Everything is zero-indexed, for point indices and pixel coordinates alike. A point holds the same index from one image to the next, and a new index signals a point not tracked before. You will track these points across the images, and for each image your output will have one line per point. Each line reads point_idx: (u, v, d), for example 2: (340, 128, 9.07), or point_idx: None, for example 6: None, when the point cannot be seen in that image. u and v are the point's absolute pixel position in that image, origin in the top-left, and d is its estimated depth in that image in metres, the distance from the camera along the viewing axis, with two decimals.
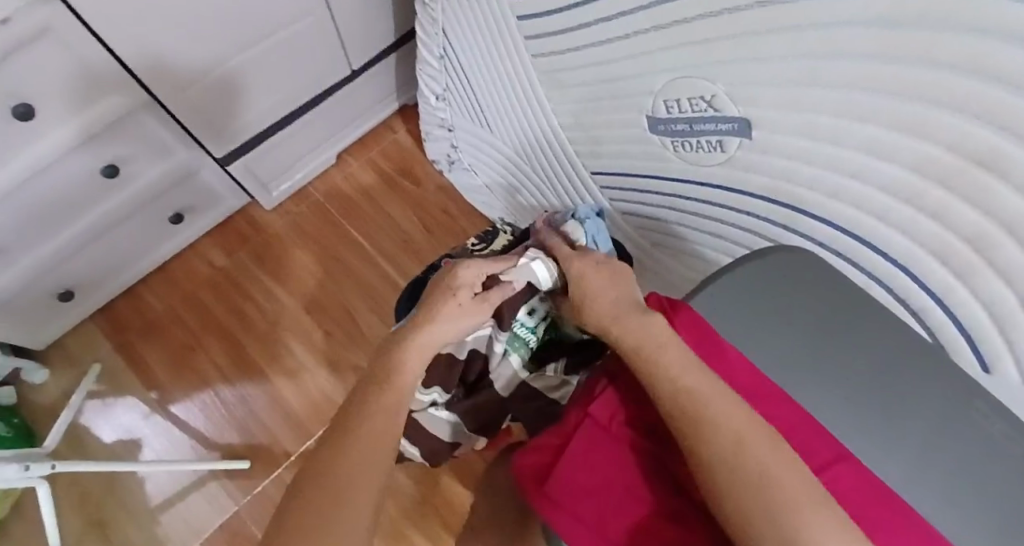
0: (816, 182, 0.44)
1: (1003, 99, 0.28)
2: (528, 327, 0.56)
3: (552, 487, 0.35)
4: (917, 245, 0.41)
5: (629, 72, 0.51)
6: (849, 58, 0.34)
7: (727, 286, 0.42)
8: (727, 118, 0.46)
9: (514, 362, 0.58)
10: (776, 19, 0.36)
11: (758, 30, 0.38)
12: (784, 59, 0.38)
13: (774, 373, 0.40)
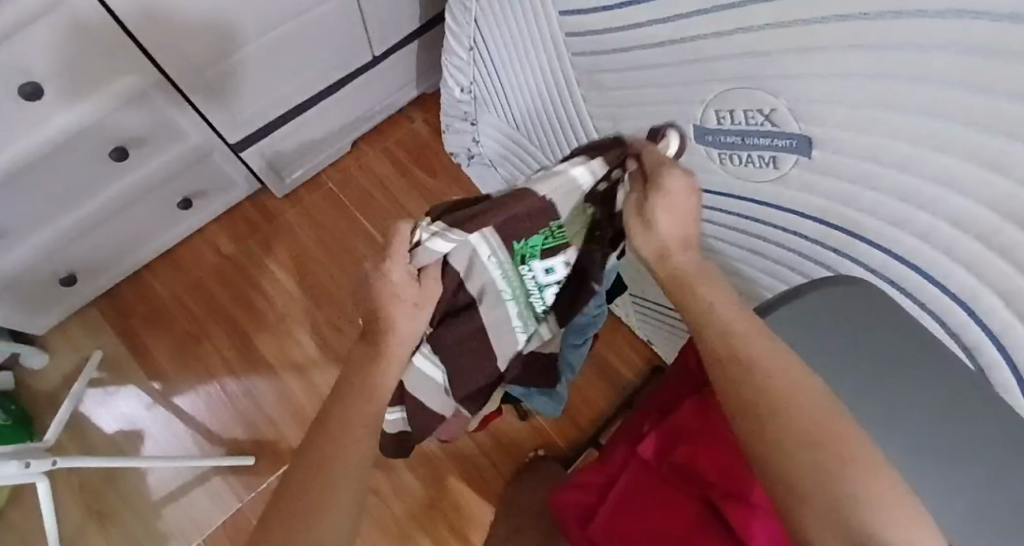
0: (878, 209, 0.41)
1: None
2: (539, 280, 0.45)
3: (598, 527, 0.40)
4: (986, 286, 0.37)
5: (679, 78, 0.48)
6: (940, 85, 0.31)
7: (789, 320, 0.35)
8: (784, 134, 0.43)
9: (513, 317, 0.46)
10: (856, 38, 0.33)
11: (833, 46, 0.35)
12: (859, 80, 0.35)
13: None
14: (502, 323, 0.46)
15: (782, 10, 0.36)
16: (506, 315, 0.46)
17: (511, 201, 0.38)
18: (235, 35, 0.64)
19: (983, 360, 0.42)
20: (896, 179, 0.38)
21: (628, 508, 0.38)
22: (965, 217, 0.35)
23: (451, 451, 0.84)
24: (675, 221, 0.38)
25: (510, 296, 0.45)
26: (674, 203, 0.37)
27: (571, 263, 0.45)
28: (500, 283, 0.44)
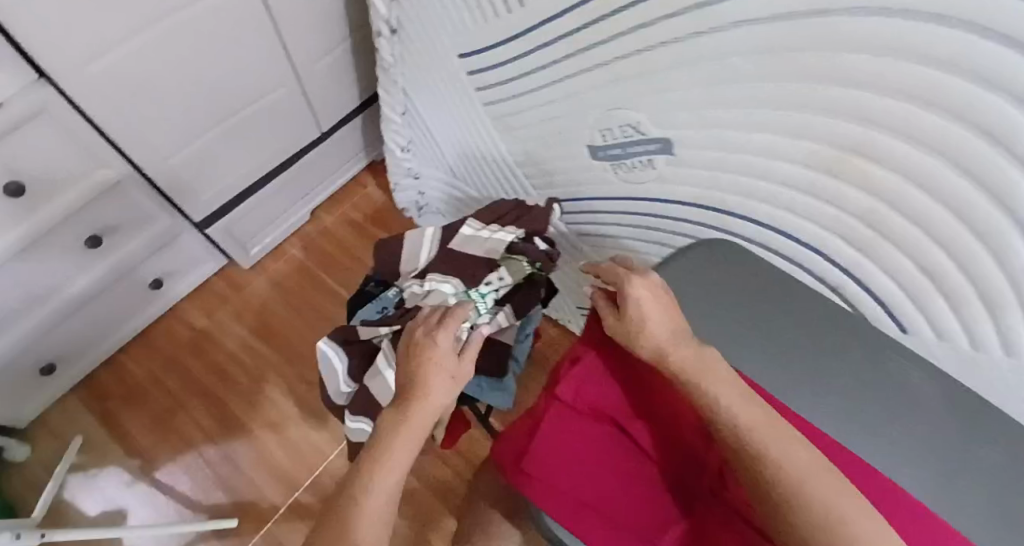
0: (735, 185, 0.50)
1: (872, 99, 0.36)
2: (482, 292, 0.54)
3: (530, 466, 0.37)
4: (826, 231, 0.48)
5: (566, 110, 0.58)
6: (733, 80, 0.42)
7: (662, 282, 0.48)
8: (652, 139, 0.53)
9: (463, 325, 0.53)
10: (673, 57, 0.44)
11: (660, 66, 0.46)
12: (684, 88, 0.46)
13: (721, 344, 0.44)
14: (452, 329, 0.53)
15: (623, 43, 0.46)
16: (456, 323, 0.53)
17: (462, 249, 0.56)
18: (196, 125, 0.74)
19: (853, 298, 0.51)
20: (739, 158, 0.48)
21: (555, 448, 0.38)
22: (798, 178, 0.45)
23: (429, 484, 0.87)
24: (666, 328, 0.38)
25: (458, 306, 0.53)
26: (653, 304, 0.39)
27: (507, 278, 0.56)
28: (449, 296, 0.53)
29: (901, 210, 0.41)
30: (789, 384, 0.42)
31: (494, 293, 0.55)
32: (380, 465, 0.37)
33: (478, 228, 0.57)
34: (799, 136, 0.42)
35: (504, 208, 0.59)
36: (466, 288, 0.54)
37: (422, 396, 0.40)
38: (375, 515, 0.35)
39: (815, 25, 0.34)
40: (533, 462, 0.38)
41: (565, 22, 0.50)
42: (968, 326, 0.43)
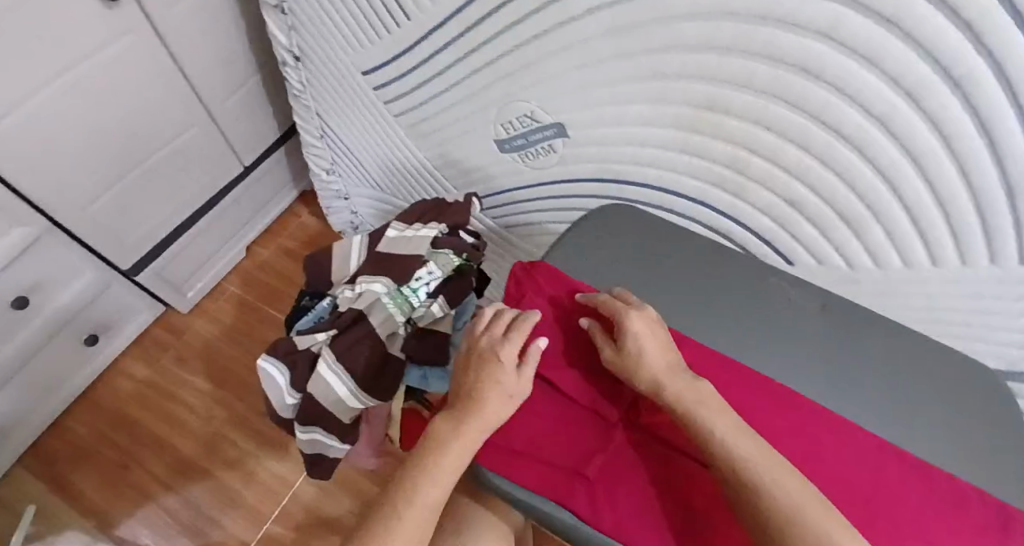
0: (622, 155, 0.56)
1: (714, 59, 0.42)
2: (414, 287, 0.56)
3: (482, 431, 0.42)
4: (702, 182, 0.53)
5: (468, 111, 0.62)
6: (599, 59, 0.47)
7: (565, 247, 0.52)
8: (547, 126, 0.58)
9: (396, 319, 0.55)
10: (546, 47, 0.49)
11: (537, 57, 0.51)
12: (561, 74, 0.51)
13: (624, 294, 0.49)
14: (385, 325, 0.54)
15: (502, 42, 0.52)
16: (389, 318, 0.54)
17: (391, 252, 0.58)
18: (113, 172, 0.74)
19: (740, 239, 0.56)
20: (621, 130, 0.53)
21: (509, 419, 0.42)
22: (668, 139, 0.51)
23: None
24: (659, 365, 0.39)
25: (390, 301, 0.55)
26: (650, 341, 0.40)
27: (437, 272, 0.57)
28: (381, 295, 0.55)
29: (755, 151, 0.47)
30: (690, 320, 0.47)
31: (426, 287, 0.56)
32: (428, 469, 0.40)
33: (401, 229, 0.60)
34: (662, 102, 0.48)
35: (423, 207, 0.62)
36: (397, 286, 0.56)
37: (474, 410, 0.41)
38: (418, 513, 0.38)
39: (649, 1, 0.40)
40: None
41: (450, 29, 0.55)
42: (835, 244, 0.49)
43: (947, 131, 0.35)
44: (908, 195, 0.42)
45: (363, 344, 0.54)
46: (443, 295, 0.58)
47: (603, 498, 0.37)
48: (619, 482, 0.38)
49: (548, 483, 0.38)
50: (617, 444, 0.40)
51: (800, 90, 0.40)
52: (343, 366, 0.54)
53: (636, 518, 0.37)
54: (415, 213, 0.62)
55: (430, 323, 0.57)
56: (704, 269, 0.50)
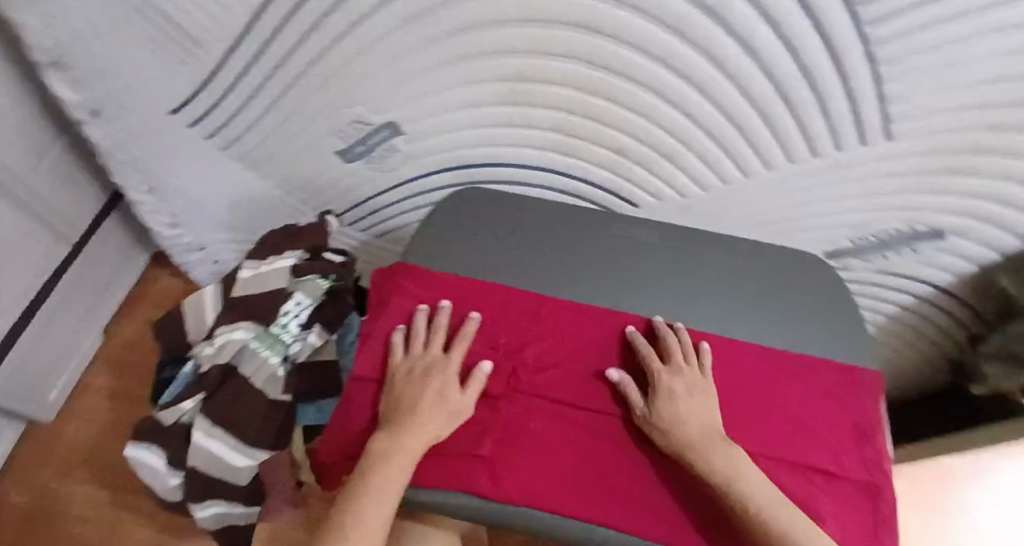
0: (461, 138, 0.56)
1: (515, 31, 0.43)
2: (281, 322, 0.53)
3: None
4: (541, 149, 0.56)
5: (293, 132, 0.58)
6: (409, 51, 0.46)
7: (418, 241, 0.52)
8: (378, 127, 0.56)
9: (269, 361, 0.52)
10: (353, 49, 0.47)
11: (346, 61, 0.48)
12: (378, 73, 0.49)
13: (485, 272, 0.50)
14: (259, 370, 0.51)
15: (307, 49, 0.48)
16: (260, 362, 0.51)
17: (249, 294, 0.54)
18: None
19: (589, 195, 0.61)
20: (454, 116, 0.53)
21: None
22: (497, 116, 0.53)
23: None
24: (703, 430, 0.39)
25: (258, 344, 0.52)
26: (687, 400, 0.40)
27: (305, 299, 0.54)
28: (246, 340, 0.52)
29: (577, 113, 0.51)
30: (553, 280, 0.49)
31: (296, 319, 0.53)
32: (375, 483, 0.39)
33: (256, 266, 0.55)
34: (480, 81, 0.49)
35: (276, 238, 0.58)
36: (262, 326, 0.52)
37: (419, 422, 0.41)
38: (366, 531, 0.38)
39: None
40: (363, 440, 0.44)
41: (246, 50, 0.49)
42: (665, 177, 0.55)
43: (716, 54, 0.41)
44: (703, 119, 0.48)
45: (238, 397, 0.51)
46: (318, 323, 0.55)
47: (501, 469, 0.40)
48: (511, 449, 0.41)
49: (448, 473, 0.40)
50: (503, 416, 0.43)
51: (586, 44, 0.43)
52: (223, 425, 0.51)
53: (535, 478, 0.40)
54: (266, 244, 0.57)
55: (312, 354, 0.54)
56: (561, 233, 0.52)
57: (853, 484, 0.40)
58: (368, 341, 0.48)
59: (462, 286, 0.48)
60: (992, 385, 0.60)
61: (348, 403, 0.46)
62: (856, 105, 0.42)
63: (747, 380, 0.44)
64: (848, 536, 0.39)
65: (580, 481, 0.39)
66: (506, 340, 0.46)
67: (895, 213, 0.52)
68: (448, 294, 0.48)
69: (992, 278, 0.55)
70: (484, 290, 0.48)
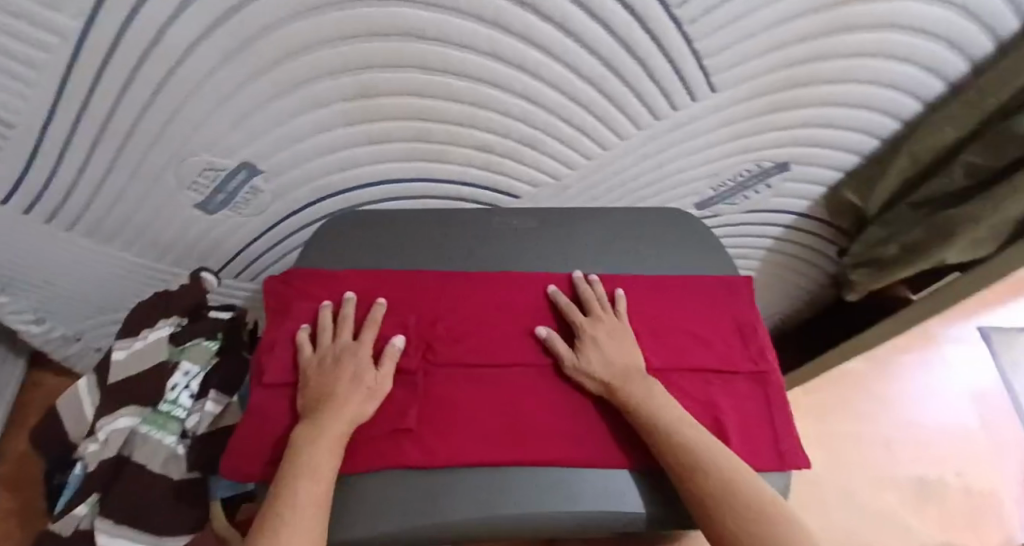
0: (326, 167, 0.53)
1: (343, 50, 0.41)
2: (171, 398, 0.49)
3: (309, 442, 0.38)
4: (410, 161, 0.54)
5: (144, 194, 0.53)
6: (238, 90, 0.43)
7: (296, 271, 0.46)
8: (233, 171, 0.51)
9: (165, 441, 0.49)
10: (176, 99, 0.43)
11: (173, 112, 0.44)
12: (212, 118, 0.45)
13: (376, 291, 0.46)
14: (156, 453, 0.48)
15: (129, 103, 0.42)
16: (156, 444, 0.48)
17: (127, 377, 0.49)
18: None
19: (471, 196, 0.60)
20: (310, 144, 0.50)
21: None
22: (355, 135, 0.50)
23: None
24: (625, 364, 0.42)
25: (149, 426, 0.49)
26: (611, 341, 0.43)
27: (194, 368, 0.51)
28: (135, 426, 0.48)
29: (432, 118, 0.49)
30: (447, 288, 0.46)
31: (187, 391, 0.50)
32: (304, 466, 0.34)
33: (130, 345, 0.51)
34: (324, 104, 0.46)
35: (144, 309, 0.53)
36: (150, 407, 0.49)
37: (341, 402, 0.38)
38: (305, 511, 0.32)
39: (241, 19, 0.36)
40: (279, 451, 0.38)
41: (62, 119, 0.43)
42: (537, 164, 0.56)
43: (539, 39, 0.42)
44: (553, 104, 0.49)
45: (138, 488, 0.47)
46: (213, 388, 0.50)
47: (433, 441, 0.39)
48: (445, 419, 0.40)
49: (377, 454, 0.38)
50: (426, 389, 0.42)
51: (418, 51, 0.42)
52: (128, 522, 0.47)
53: (475, 442, 0.39)
54: (135, 318, 0.52)
55: (213, 424, 0.49)
56: (445, 244, 0.49)
57: (746, 379, 0.46)
58: (269, 346, 0.43)
59: (362, 278, 0.46)
60: (860, 291, 0.66)
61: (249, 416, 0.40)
62: (676, 67, 0.46)
63: (642, 308, 0.48)
64: (746, 423, 0.44)
65: (518, 431, 0.40)
66: (414, 320, 0.45)
67: (745, 155, 0.56)
68: (349, 286, 0.46)
69: (839, 196, 0.61)
70: (388, 277, 0.47)
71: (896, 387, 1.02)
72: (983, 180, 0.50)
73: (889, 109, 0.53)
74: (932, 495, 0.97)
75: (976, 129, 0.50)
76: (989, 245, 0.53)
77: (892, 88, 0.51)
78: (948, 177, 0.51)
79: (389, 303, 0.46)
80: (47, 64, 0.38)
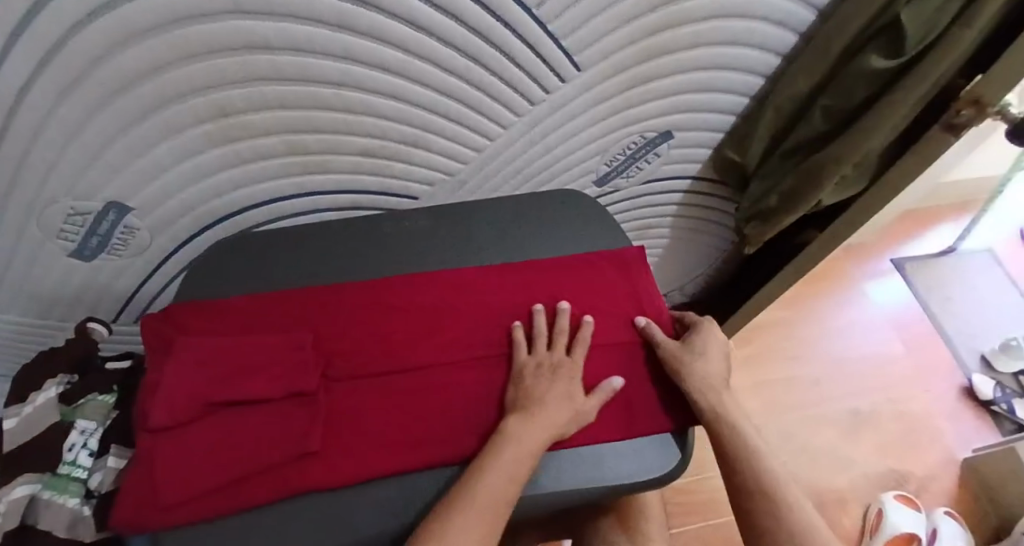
0: (201, 194, 0.51)
1: (186, 70, 0.40)
2: (70, 459, 0.46)
3: (214, 480, 0.35)
4: (289, 176, 0.53)
5: (9, 252, 0.50)
6: (83, 127, 0.41)
7: (170, 308, 0.44)
8: (101, 212, 0.49)
9: (67, 505, 0.45)
10: (13, 146, 0.40)
11: (17, 160, 0.41)
12: (62, 160, 0.43)
13: (263, 313, 0.44)
14: (60, 519, 0.45)
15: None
16: (59, 509, 0.45)
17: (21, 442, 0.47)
18: None
19: (364, 204, 0.59)
20: (176, 172, 0.48)
21: (237, 446, 0.37)
22: (223, 157, 0.49)
23: None
24: (721, 381, 0.44)
25: (51, 491, 0.45)
26: (716, 359, 0.45)
27: (92, 423, 0.48)
28: (37, 492, 0.46)
29: (299, 130, 0.48)
30: (335, 299, 0.45)
31: (85, 449, 0.47)
32: (502, 462, 0.34)
33: (19, 411, 0.48)
34: (181, 129, 0.44)
35: (33, 367, 0.51)
36: (50, 471, 0.46)
37: (550, 414, 0.38)
38: (493, 511, 0.32)
39: (64, 53, 0.35)
40: (173, 493, 0.34)
41: None
42: (422, 161, 0.55)
43: (394, 35, 0.42)
44: (423, 100, 0.49)
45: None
46: (114, 443, 0.47)
47: (338, 456, 0.37)
48: (351, 430, 0.38)
49: (322, 475, 0.36)
50: (331, 403, 0.40)
51: (267, 63, 0.41)
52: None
53: (385, 448, 0.37)
54: (22, 380, 0.50)
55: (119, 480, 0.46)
56: (335, 256, 0.49)
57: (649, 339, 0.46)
58: (152, 388, 0.39)
59: (247, 307, 0.45)
60: (754, 244, 0.67)
61: (139, 461, 0.36)
62: (537, 50, 0.46)
63: (535, 287, 0.48)
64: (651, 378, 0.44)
65: (430, 431, 0.38)
66: (308, 336, 0.43)
67: (628, 128, 0.57)
68: (236, 316, 0.44)
69: (722, 154, 0.63)
70: (274, 302, 0.45)
71: (817, 327, 1.08)
72: (841, 122, 0.53)
73: (751, 66, 0.55)
74: (869, 424, 0.99)
75: (825, 77, 0.53)
76: (855, 185, 0.56)
77: (749, 46, 0.53)
78: (809, 122, 0.54)
79: (280, 323, 0.44)
80: None
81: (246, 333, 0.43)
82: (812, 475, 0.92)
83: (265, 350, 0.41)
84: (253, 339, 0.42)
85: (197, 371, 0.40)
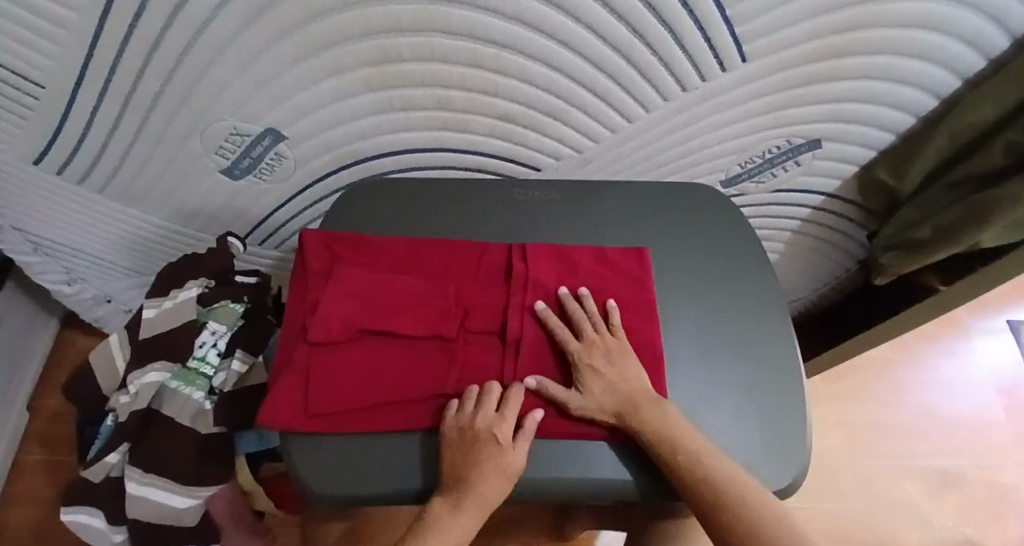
0: (349, 134, 0.53)
1: (361, 15, 0.39)
2: (199, 356, 0.51)
3: (354, 401, 0.38)
4: (431, 130, 0.54)
5: (173, 158, 0.54)
6: (260, 54, 0.42)
7: (315, 235, 0.46)
8: (259, 135, 0.52)
9: (194, 397, 0.50)
10: (201, 62, 0.42)
11: (199, 75, 0.44)
12: (235, 82, 0.45)
13: (406, 253, 0.46)
14: (186, 407, 0.50)
15: (156, 67, 0.43)
16: (186, 399, 0.50)
17: (162, 333, 0.51)
18: None
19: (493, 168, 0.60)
20: (331, 110, 0.50)
21: (373, 376, 0.40)
22: (374, 102, 0.50)
23: None
24: (630, 401, 0.38)
25: (182, 382, 0.50)
26: (610, 378, 0.39)
27: (221, 327, 0.52)
28: (169, 381, 0.50)
29: (450, 84, 0.48)
30: (472, 252, 0.46)
31: (215, 348, 0.51)
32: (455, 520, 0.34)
33: (160, 304, 0.52)
34: (344, 70, 0.45)
35: (177, 271, 0.54)
36: (182, 362, 0.50)
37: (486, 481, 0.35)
38: None
39: None
40: (318, 404, 0.38)
41: (91, 79, 0.44)
42: (560, 133, 0.55)
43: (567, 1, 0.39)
44: (576, 71, 0.47)
45: (172, 438, 0.50)
46: (239, 348, 0.52)
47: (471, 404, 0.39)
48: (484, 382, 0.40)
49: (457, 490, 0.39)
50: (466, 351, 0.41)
51: (436, 16, 0.40)
52: (157, 472, 0.50)
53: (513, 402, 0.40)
54: (169, 276, 0.54)
55: (239, 382, 0.52)
56: (471, 213, 0.50)
57: (774, 351, 0.45)
58: (311, 303, 0.43)
59: (393, 244, 0.47)
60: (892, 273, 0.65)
61: (295, 368, 0.40)
62: (708, 35, 0.43)
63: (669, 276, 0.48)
64: (770, 391, 0.43)
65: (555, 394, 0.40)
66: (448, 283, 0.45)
67: (775, 131, 0.55)
68: (383, 252, 0.46)
69: (873, 174, 0.61)
70: (418, 246, 0.47)
71: (913, 377, 1.01)
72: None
73: (925, 83, 0.51)
74: (955, 487, 0.92)
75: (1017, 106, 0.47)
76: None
77: (931, 61, 0.49)
78: (987, 154, 0.49)
79: (422, 266, 0.46)
80: (76, 23, 0.38)
81: (388, 272, 0.45)
82: (885, 528, 0.88)
83: (410, 289, 0.43)
84: (400, 276, 0.44)
85: (345, 301, 0.42)
